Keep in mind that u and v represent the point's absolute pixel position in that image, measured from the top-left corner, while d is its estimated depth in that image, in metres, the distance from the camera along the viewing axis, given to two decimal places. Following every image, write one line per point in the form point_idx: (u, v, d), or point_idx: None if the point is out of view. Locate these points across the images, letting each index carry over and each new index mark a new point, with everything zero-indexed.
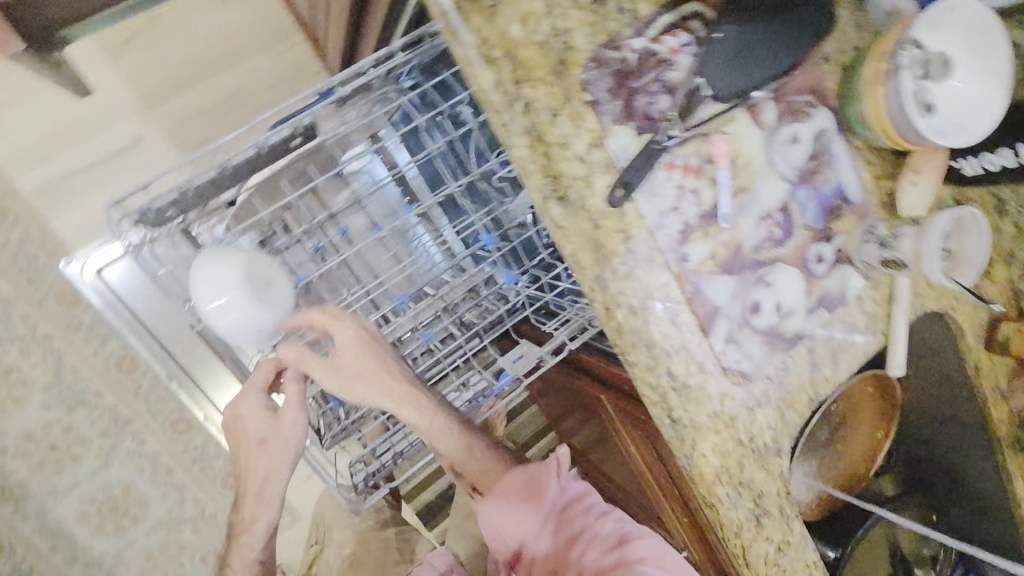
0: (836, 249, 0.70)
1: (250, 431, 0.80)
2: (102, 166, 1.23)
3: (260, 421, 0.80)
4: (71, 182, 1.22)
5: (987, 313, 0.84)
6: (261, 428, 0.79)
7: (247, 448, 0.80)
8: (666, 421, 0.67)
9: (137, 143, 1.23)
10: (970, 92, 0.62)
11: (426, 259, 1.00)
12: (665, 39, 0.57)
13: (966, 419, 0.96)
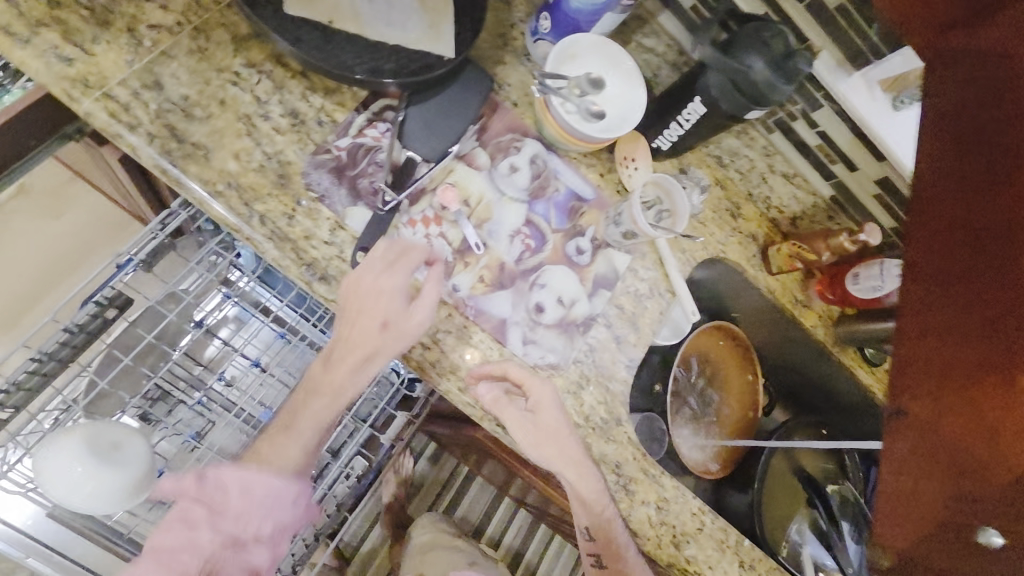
0: (591, 239, 0.83)
1: (364, 305, 0.65)
2: None
3: (367, 292, 0.65)
4: None
5: (756, 246, 0.98)
6: (370, 295, 0.65)
7: (359, 323, 0.66)
8: (500, 429, 0.75)
9: None
10: (615, 93, 0.79)
11: None
12: (366, 132, 0.71)
13: (798, 340, 1.07)
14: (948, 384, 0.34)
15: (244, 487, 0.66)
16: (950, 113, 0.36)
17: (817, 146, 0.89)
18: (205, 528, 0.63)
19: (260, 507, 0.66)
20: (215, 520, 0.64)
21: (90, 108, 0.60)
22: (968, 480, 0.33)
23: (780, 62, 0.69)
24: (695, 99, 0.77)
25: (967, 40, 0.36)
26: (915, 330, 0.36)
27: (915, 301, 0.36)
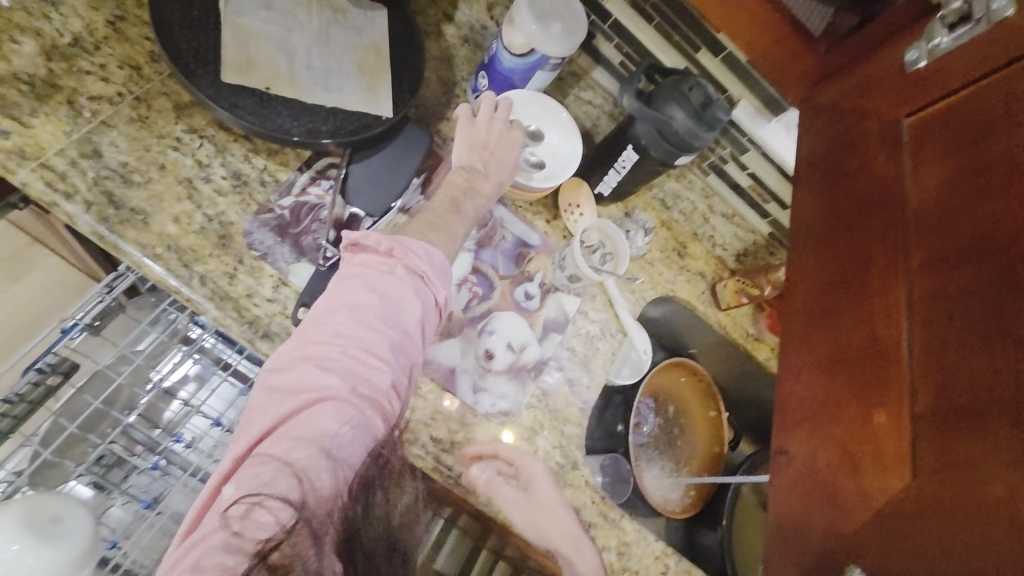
0: (539, 283, 0.85)
1: (489, 146, 0.76)
2: None
3: (474, 142, 0.75)
4: None
5: (705, 283, 1.01)
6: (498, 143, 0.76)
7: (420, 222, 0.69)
8: (452, 480, 0.74)
9: None
10: (554, 144, 0.84)
11: None
12: (309, 190, 0.73)
13: (756, 372, 1.09)
14: (810, 437, 0.43)
15: (427, 255, 0.65)
16: (813, 222, 0.48)
17: (749, 187, 0.95)
18: (354, 325, 0.59)
19: (406, 288, 0.63)
20: (410, 284, 0.63)
21: (26, 177, 0.60)
22: (827, 516, 0.40)
23: (700, 112, 0.75)
24: (628, 148, 0.81)
25: (823, 165, 0.48)
26: (792, 392, 0.46)
27: (792, 369, 0.46)
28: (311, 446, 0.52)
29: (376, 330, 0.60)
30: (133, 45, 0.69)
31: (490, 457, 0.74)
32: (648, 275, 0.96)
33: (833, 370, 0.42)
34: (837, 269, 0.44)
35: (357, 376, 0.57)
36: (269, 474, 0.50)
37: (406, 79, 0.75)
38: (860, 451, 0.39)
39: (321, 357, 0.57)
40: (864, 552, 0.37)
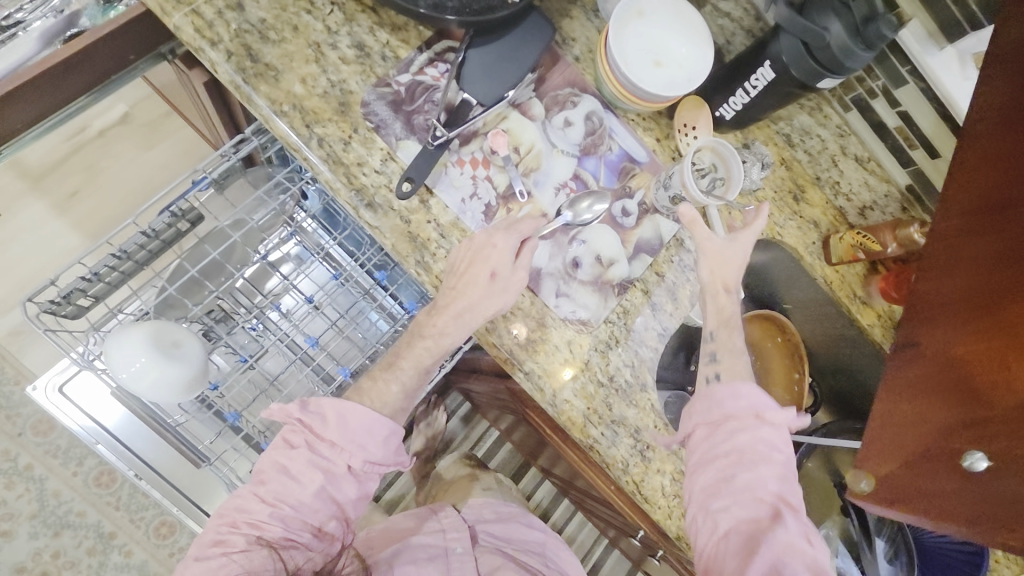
0: (639, 202, 0.82)
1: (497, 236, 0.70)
2: (28, 232, 1.33)
3: (459, 260, 0.70)
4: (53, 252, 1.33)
5: (817, 234, 0.93)
6: (476, 253, 0.70)
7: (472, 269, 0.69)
8: (521, 374, 0.75)
9: (65, 243, 1.34)
10: (688, 53, 0.77)
11: (368, 325, 1.10)
12: (426, 71, 0.73)
13: (855, 341, 1.00)
14: (951, 341, 0.59)
15: (343, 415, 0.67)
16: (964, 201, 0.61)
17: (895, 129, 0.85)
18: (300, 460, 0.66)
19: (352, 441, 0.67)
20: (314, 446, 0.66)
21: (179, 22, 0.65)
22: (955, 411, 0.57)
23: (859, 28, 0.67)
24: (764, 65, 0.74)
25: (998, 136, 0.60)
26: (938, 300, 0.61)
27: (939, 297, 0.61)
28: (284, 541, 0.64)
29: (319, 477, 0.66)
30: None
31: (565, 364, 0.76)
32: (755, 213, 0.90)
33: (981, 314, 0.58)
34: (977, 237, 0.60)
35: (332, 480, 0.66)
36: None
37: None
38: (982, 366, 0.56)
39: (308, 474, 0.66)
40: (976, 444, 0.56)
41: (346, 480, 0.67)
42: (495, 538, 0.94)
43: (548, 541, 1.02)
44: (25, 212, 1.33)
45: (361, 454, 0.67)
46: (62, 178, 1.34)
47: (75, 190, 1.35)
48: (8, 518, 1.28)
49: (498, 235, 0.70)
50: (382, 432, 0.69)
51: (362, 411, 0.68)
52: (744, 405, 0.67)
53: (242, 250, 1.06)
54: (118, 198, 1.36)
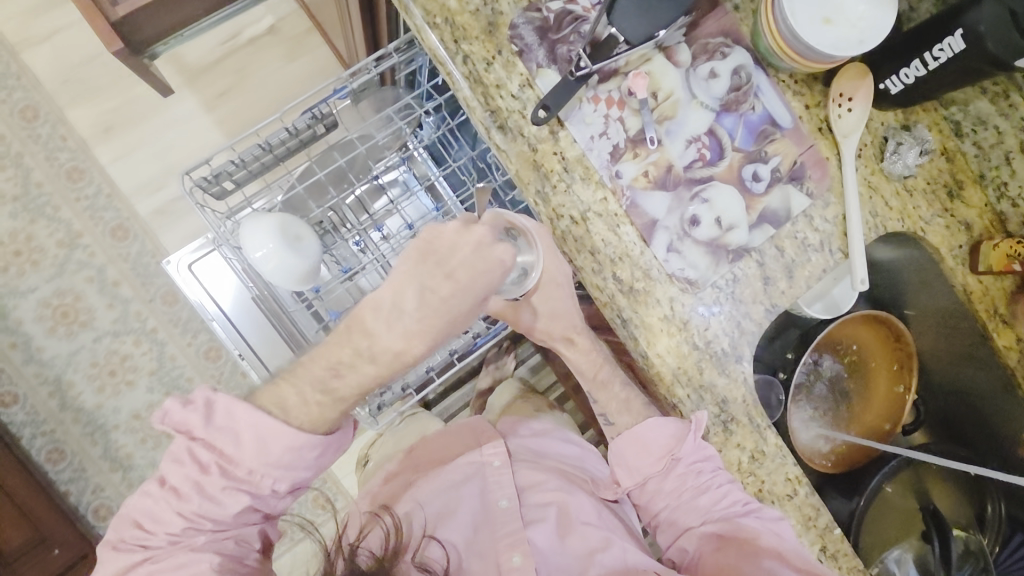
0: (773, 169, 0.77)
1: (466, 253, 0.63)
2: (178, 120, 1.45)
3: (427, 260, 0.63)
4: (196, 141, 1.45)
5: (967, 237, 0.84)
6: (479, 258, 0.64)
7: (445, 281, 0.63)
8: (618, 321, 0.75)
9: (206, 135, 1.45)
10: (866, 11, 0.70)
11: None
12: (578, 1, 0.72)
13: (980, 361, 0.91)
14: None
15: (261, 435, 0.63)
16: None
17: None
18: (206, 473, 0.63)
19: (274, 458, 0.64)
20: (227, 469, 0.64)
21: None
22: None
23: None
24: (956, 34, 0.67)
25: None
26: None
27: None
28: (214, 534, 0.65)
29: (244, 497, 0.65)
30: None
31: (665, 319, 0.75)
32: (901, 202, 0.82)
33: None
34: None
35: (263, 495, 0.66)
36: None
37: None
38: None
39: (224, 491, 0.64)
40: None
41: (276, 496, 0.67)
42: (530, 451, 0.97)
43: (585, 456, 1.02)
44: (180, 105, 1.45)
45: (287, 472, 0.65)
46: (214, 78, 1.45)
47: (224, 90, 1.46)
48: (133, 370, 1.46)
49: (501, 249, 0.64)
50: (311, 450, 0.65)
51: (275, 430, 0.63)
52: (659, 454, 0.77)
53: (360, 167, 1.12)
54: (256, 101, 1.46)
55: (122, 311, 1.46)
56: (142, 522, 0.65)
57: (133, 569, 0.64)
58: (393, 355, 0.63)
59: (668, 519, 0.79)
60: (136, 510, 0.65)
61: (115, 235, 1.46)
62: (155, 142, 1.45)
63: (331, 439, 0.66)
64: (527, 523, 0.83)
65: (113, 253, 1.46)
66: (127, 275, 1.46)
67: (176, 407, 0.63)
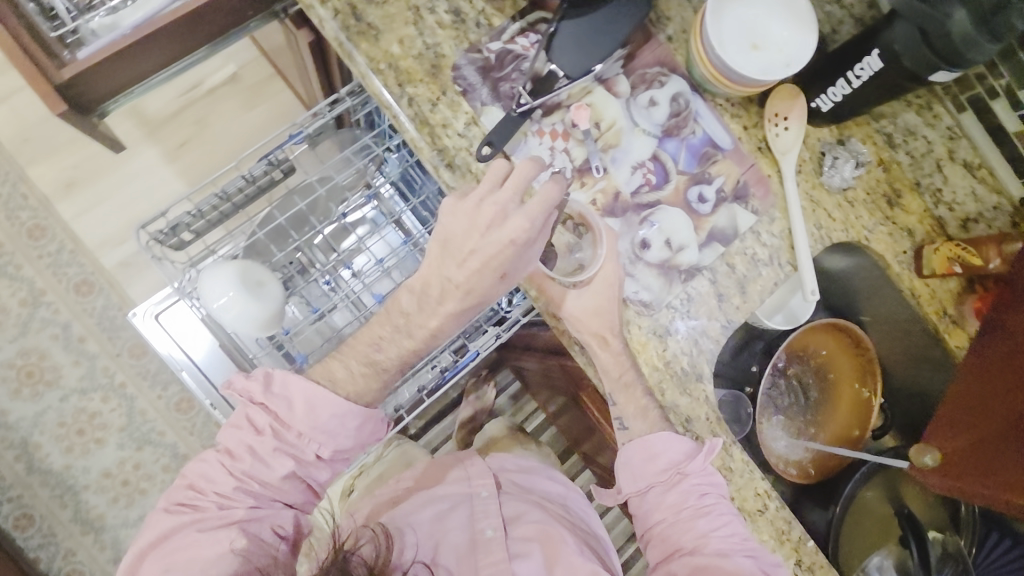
0: (717, 189, 0.80)
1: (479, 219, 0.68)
2: (140, 171, 1.46)
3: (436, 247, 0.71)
4: (160, 191, 1.45)
5: (910, 243, 0.87)
6: (484, 239, 0.68)
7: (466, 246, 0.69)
8: (578, 348, 0.76)
9: (170, 184, 1.46)
10: (790, 35, 0.74)
11: None
12: (518, 40, 0.74)
13: (934, 361, 0.94)
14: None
15: (311, 403, 0.71)
16: None
17: (1016, 134, 0.77)
18: (259, 440, 0.71)
19: (320, 429, 0.72)
20: (280, 432, 0.71)
21: None
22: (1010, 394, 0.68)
23: (988, 17, 0.60)
24: (873, 53, 0.70)
25: None
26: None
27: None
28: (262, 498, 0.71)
29: (289, 463, 0.71)
30: None
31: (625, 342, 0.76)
32: (842, 213, 0.85)
33: None
34: None
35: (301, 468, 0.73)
36: (199, 562, 0.66)
37: None
38: None
39: (273, 454, 0.71)
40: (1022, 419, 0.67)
41: (317, 467, 0.74)
42: (517, 486, 0.96)
43: (569, 495, 1.02)
44: (141, 158, 1.45)
45: (332, 442, 0.73)
46: (175, 129, 1.46)
47: (185, 140, 1.47)
48: (102, 427, 1.43)
49: (511, 226, 0.67)
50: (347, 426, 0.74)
51: (328, 400, 0.71)
52: (663, 466, 0.74)
53: (323, 208, 1.13)
54: (220, 146, 1.47)
55: (89, 367, 1.44)
56: (199, 486, 0.70)
57: (182, 528, 0.68)
58: (428, 332, 0.75)
59: (657, 537, 0.75)
60: (199, 471, 0.71)
61: (79, 291, 1.44)
62: (118, 194, 1.45)
63: (371, 413, 0.75)
64: (512, 556, 0.82)
65: (78, 308, 1.44)
66: (93, 330, 1.44)
67: (240, 376, 0.71)
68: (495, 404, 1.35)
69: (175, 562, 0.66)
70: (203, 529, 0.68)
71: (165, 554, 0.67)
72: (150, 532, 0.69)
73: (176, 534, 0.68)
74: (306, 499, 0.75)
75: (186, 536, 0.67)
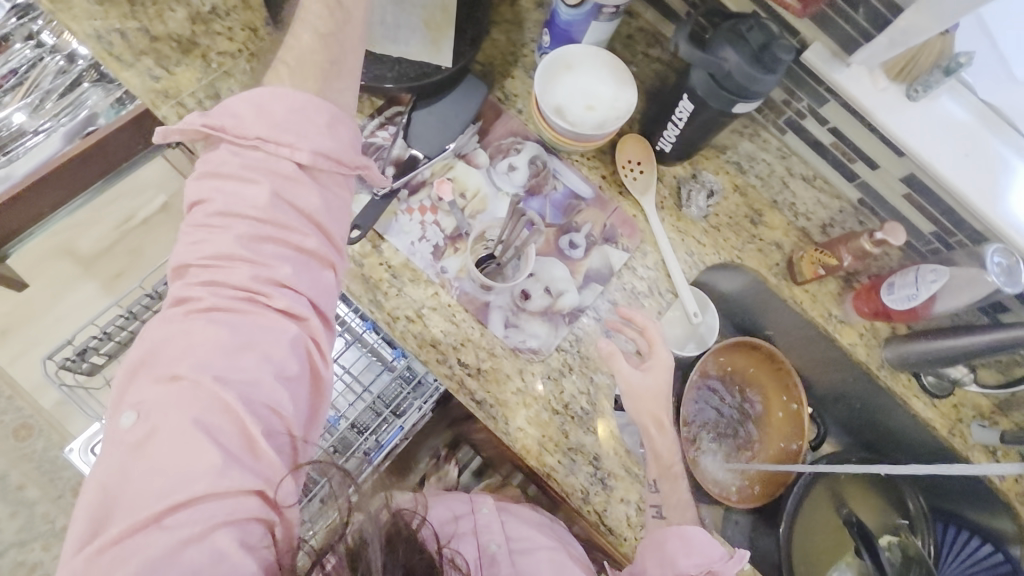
0: (586, 235, 0.86)
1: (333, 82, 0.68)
2: (66, 299, 1.44)
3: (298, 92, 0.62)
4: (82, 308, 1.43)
5: (781, 255, 0.93)
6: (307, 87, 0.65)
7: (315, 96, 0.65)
8: (475, 405, 0.78)
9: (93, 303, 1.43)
10: (618, 96, 0.83)
11: (369, 376, 1.16)
12: (378, 133, 0.83)
13: (856, 371, 0.96)
14: None
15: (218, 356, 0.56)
16: None
17: (831, 146, 0.85)
18: (289, 169, 0.58)
19: (284, 129, 0.58)
20: (161, 373, 0.52)
21: (167, 111, 0.78)
22: None
23: (758, 55, 0.71)
24: (683, 98, 0.80)
25: None
26: None
27: None
28: (249, 325, 0.54)
29: (211, 410, 0.51)
30: (252, 11, 0.83)
31: (519, 389, 0.79)
32: (710, 238, 0.91)
33: None
34: None
35: (226, 423, 0.51)
36: (237, 414, 0.51)
37: (468, 34, 0.83)
38: None
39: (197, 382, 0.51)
40: None
41: (209, 440, 0.50)
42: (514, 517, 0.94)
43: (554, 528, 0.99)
44: (76, 293, 1.44)
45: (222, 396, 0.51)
46: (110, 261, 1.46)
47: (120, 271, 1.46)
48: None
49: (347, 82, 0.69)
50: (319, 124, 0.60)
51: (205, 337, 0.52)
52: (697, 563, 0.68)
53: None
54: (147, 260, 1.46)
55: (28, 516, 1.39)
56: (193, 238, 0.56)
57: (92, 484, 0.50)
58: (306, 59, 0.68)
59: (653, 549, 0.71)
60: (204, 185, 0.57)
61: (18, 436, 1.42)
62: (43, 328, 1.42)
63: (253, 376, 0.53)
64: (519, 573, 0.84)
65: (17, 455, 1.41)
66: (33, 476, 1.41)
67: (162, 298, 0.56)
68: (462, 482, 1.24)
69: (204, 418, 0.50)
70: (233, 364, 0.52)
71: (153, 424, 0.50)
72: (107, 466, 0.50)
73: (196, 339, 0.52)
74: (182, 478, 0.49)
75: (200, 352, 0.52)
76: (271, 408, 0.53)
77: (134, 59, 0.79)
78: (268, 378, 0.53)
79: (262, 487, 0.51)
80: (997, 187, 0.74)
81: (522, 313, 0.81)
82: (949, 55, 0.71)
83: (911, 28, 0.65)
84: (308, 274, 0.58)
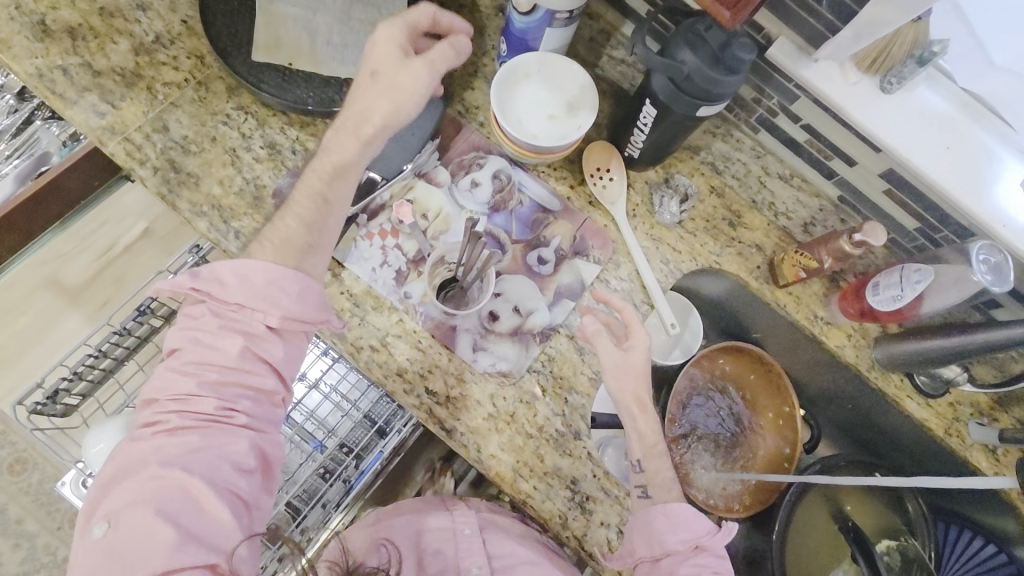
0: (555, 249, 0.83)
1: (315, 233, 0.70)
2: (49, 330, 1.42)
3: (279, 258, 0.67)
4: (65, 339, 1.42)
5: (762, 257, 0.89)
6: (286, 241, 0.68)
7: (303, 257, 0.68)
8: (445, 433, 0.76)
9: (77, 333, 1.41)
10: (577, 104, 0.81)
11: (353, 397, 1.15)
12: None
13: (846, 373, 0.92)
14: None
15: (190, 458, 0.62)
16: None
17: (807, 143, 0.82)
18: (260, 330, 0.65)
19: (259, 296, 0.65)
20: (136, 473, 0.59)
21: (114, 149, 0.76)
22: None
23: (718, 55, 0.67)
24: (647, 102, 0.76)
25: None
26: None
27: None
28: (209, 433, 0.62)
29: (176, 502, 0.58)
30: (197, 38, 0.80)
31: (490, 415, 0.76)
32: (686, 244, 0.88)
33: None
34: None
35: (188, 510, 0.58)
36: (198, 502, 0.59)
37: None
38: None
39: (162, 477, 0.59)
40: None
41: (170, 529, 0.57)
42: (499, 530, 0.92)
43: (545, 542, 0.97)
44: (61, 325, 1.42)
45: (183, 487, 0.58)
46: (96, 291, 1.44)
47: (106, 300, 1.44)
48: None
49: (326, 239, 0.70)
50: (293, 286, 0.66)
51: (171, 441, 0.60)
52: (684, 539, 0.69)
53: None
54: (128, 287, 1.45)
55: (29, 548, 1.40)
56: (168, 383, 0.63)
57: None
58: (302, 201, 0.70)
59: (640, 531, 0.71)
60: (185, 335, 0.64)
61: (13, 470, 1.42)
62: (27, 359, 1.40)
63: (213, 470, 0.60)
64: None
65: (13, 489, 1.42)
66: (31, 509, 1.42)
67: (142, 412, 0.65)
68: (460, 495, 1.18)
69: (168, 507, 0.58)
70: (193, 459, 0.60)
71: (122, 520, 0.57)
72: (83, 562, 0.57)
73: (164, 445, 0.60)
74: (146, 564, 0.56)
75: (167, 453, 0.60)
76: (229, 493, 0.60)
77: (78, 96, 0.76)
78: (226, 468, 0.61)
79: (215, 559, 0.58)
80: (981, 180, 0.70)
81: (492, 335, 0.78)
82: (925, 43, 0.67)
83: (876, 20, 0.62)
84: (265, 402, 0.66)
